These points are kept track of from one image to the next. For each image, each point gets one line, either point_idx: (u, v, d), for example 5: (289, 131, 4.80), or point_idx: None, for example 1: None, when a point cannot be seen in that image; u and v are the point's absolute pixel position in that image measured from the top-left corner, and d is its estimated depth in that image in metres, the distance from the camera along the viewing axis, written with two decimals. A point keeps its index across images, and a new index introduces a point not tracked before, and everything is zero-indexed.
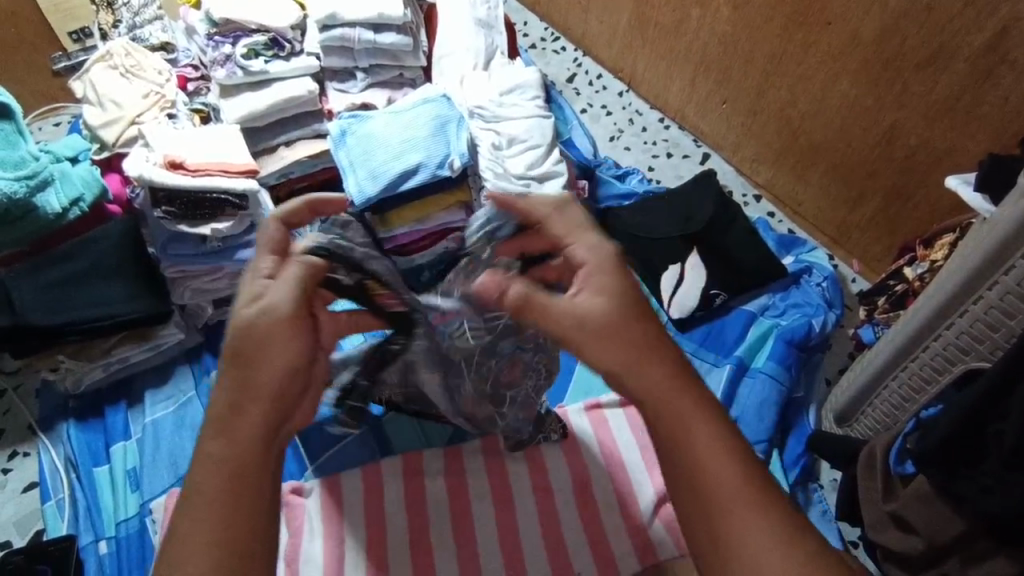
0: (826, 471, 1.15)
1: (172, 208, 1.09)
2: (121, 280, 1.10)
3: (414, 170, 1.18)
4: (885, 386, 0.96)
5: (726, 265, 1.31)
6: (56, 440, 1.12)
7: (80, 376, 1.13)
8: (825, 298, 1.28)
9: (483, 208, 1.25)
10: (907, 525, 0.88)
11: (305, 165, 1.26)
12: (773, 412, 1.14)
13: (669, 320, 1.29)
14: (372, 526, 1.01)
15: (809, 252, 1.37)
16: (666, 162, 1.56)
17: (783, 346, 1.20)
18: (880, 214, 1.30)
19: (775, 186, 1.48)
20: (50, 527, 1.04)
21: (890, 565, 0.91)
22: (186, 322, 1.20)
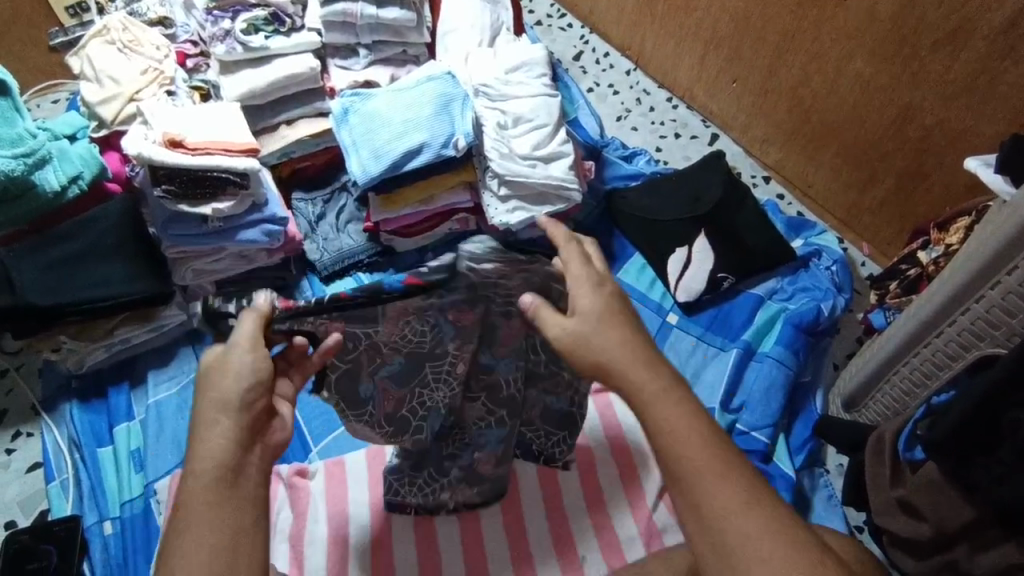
0: (834, 456, 1.14)
1: (172, 186, 1.07)
2: (122, 260, 1.09)
3: (417, 149, 1.16)
4: (895, 372, 0.94)
5: (734, 248, 1.29)
6: (60, 420, 1.12)
7: (82, 356, 1.12)
8: (833, 282, 1.26)
9: (488, 188, 1.23)
10: (916, 511, 0.87)
11: (308, 145, 1.25)
12: (780, 396, 1.13)
13: (675, 304, 1.28)
14: (375, 507, 1.01)
15: (819, 235, 1.34)
16: (674, 142, 1.53)
17: (791, 330, 1.18)
18: (892, 196, 1.28)
19: (785, 168, 1.45)
20: (54, 507, 1.04)
21: (895, 551, 0.91)
22: (187, 303, 1.19)
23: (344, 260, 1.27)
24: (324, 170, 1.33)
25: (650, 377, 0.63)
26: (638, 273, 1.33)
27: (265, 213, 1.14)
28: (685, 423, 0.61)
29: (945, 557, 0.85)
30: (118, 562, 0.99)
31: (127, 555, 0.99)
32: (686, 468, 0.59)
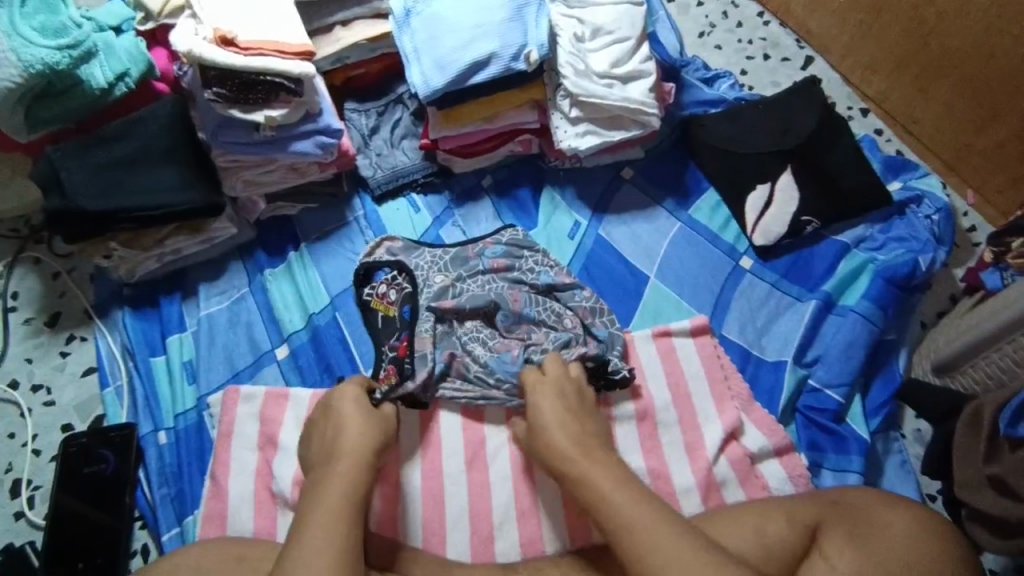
0: (911, 420, 1.07)
1: (222, 89, 0.98)
2: (172, 167, 1.04)
3: (485, 61, 1.05)
4: (1013, 340, 0.84)
5: (822, 190, 1.17)
6: (113, 327, 1.11)
7: (134, 264, 1.10)
8: (932, 233, 1.15)
9: (558, 109, 1.12)
10: (1011, 491, 0.80)
11: (364, 50, 1.14)
12: (860, 355, 1.04)
13: (750, 247, 1.18)
14: (428, 437, 0.99)
15: (919, 178, 1.21)
16: (762, 65, 1.38)
17: (881, 284, 1.09)
18: (1014, 139, 1.13)
19: (887, 100, 1.30)
20: (110, 413, 1.05)
21: (974, 525, 0.86)
22: (238, 216, 1.14)
23: (398, 179, 1.20)
24: (379, 77, 1.23)
25: (587, 466, 0.81)
26: (712, 211, 1.22)
27: (319, 123, 1.06)
28: (638, 519, 0.74)
29: None
30: (174, 471, 1.00)
31: (181, 464, 1.00)
32: (632, 560, 0.72)
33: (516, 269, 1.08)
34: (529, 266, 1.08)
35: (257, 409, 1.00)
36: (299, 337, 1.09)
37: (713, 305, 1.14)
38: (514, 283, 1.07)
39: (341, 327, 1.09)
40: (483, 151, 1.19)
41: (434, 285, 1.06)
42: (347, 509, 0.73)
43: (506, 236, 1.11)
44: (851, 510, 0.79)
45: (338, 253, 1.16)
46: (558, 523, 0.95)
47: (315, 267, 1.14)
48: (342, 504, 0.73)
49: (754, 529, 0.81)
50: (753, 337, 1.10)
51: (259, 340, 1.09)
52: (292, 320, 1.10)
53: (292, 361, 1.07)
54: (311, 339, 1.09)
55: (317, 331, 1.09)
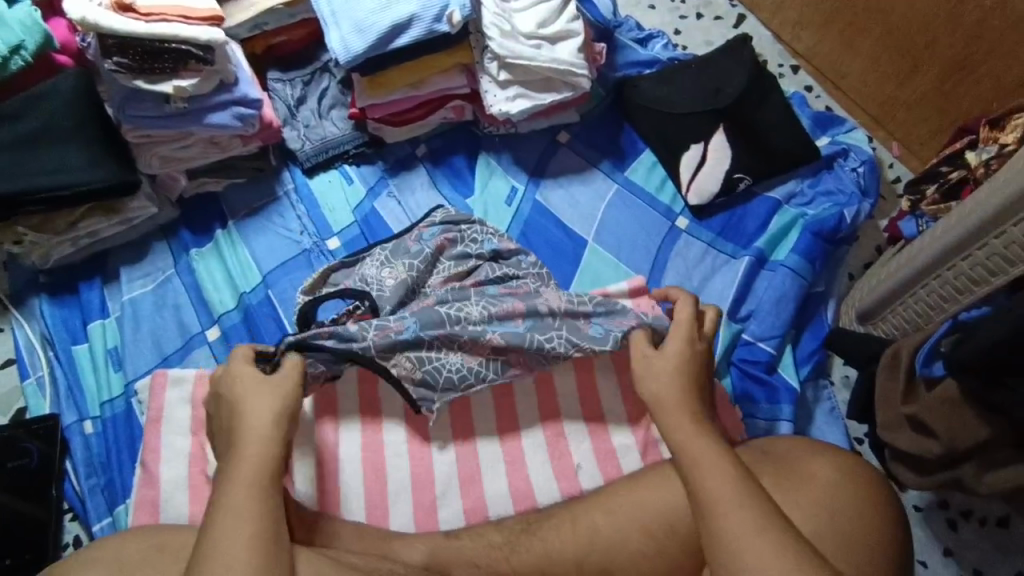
0: (840, 368, 1.11)
1: (125, 58, 0.93)
2: (80, 145, 0.98)
3: (406, 24, 1.02)
4: (924, 285, 0.87)
5: (754, 148, 1.19)
6: (30, 317, 1.06)
7: (48, 250, 1.05)
8: (859, 186, 1.17)
9: (487, 72, 1.10)
10: (927, 429, 0.83)
11: (282, 16, 1.10)
12: (790, 308, 1.07)
13: (686, 207, 1.18)
14: (365, 407, 0.97)
15: (846, 133, 1.24)
16: (695, 24, 1.37)
17: (809, 238, 1.11)
18: (934, 90, 1.16)
19: (816, 56, 1.31)
20: (31, 405, 1.01)
21: (895, 464, 0.90)
22: (158, 195, 1.09)
23: (328, 150, 1.16)
24: (302, 45, 1.18)
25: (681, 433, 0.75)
26: (648, 171, 1.22)
27: (235, 93, 1.02)
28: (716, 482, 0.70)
29: (951, 473, 0.83)
30: (102, 461, 0.97)
31: (110, 453, 0.97)
32: (700, 493, 0.70)
33: (461, 242, 1.05)
34: (472, 237, 1.05)
35: (187, 393, 0.97)
36: (230, 318, 1.05)
37: (650, 266, 1.14)
38: (460, 265, 1.03)
39: (273, 305, 1.06)
40: (407, 122, 1.16)
41: (389, 286, 1.00)
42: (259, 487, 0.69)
43: (438, 216, 1.07)
44: (777, 458, 0.81)
45: (267, 228, 1.12)
46: (500, 488, 0.96)
47: (244, 245, 1.11)
48: (254, 484, 0.69)
49: None
50: (690, 296, 1.11)
51: (187, 323, 1.06)
52: (222, 300, 1.06)
53: (223, 342, 1.04)
54: (243, 319, 1.05)
55: (249, 310, 1.06)
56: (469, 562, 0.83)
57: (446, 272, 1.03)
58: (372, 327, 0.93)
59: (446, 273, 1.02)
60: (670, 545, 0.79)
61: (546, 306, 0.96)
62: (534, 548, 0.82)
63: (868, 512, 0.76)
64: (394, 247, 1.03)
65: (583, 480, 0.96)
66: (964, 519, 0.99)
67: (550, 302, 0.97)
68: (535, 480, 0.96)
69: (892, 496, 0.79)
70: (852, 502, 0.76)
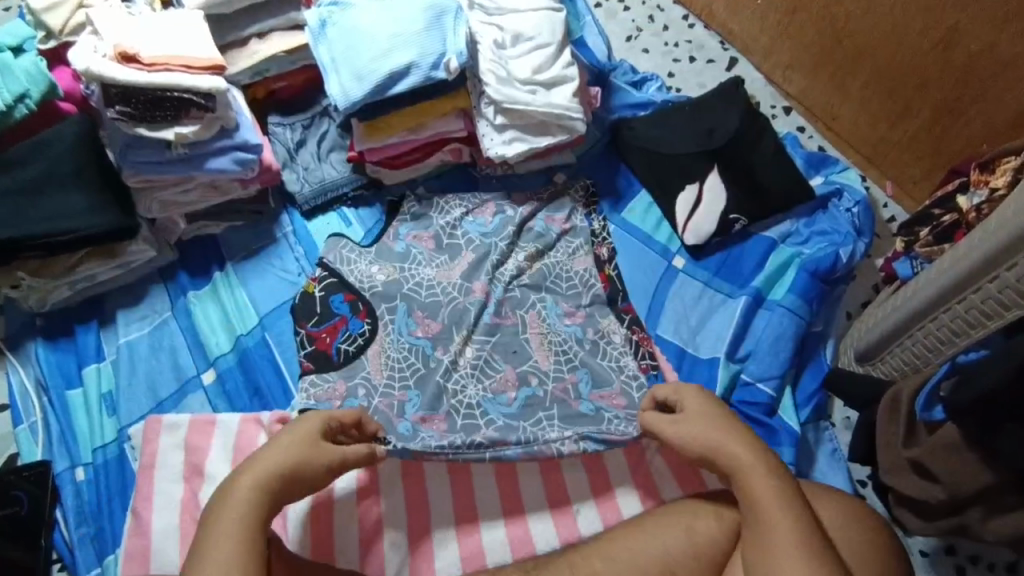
0: (840, 407, 1.10)
1: (127, 107, 0.95)
2: (81, 190, 0.99)
3: (405, 71, 1.05)
4: (921, 327, 0.86)
5: (750, 188, 1.20)
6: (25, 360, 1.05)
7: (45, 294, 1.05)
8: (853, 225, 1.18)
9: (484, 117, 1.12)
10: (929, 473, 0.82)
11: (284, 62, 1.12)
12: (789, 347, 1.07)
13: (682, 246, 1.19)
14: None
15: (841, 172, 1.25)
16: (688, 67, 1.40)
17: (806, 277, 1.11)
18: (924, 131, 1.18)
19: (808, 97, 1.34)
20: (23, 451, 0.99)
21: (900, 508, 0.88)
22: (157, 237, 1.10)
23: (326, 193, 1.17)
24: (302, 89, 1.20)
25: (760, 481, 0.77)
26: (643, 212, 1.23)
27: (235, 139, 1.03)
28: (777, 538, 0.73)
29: (956, 519, 0.82)
30: (93, 509, 0.95)
31: (101, 501, 0.96)
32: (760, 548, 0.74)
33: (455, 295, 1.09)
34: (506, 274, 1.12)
35: (181, 438, 0.95)
36: (226, 361, 1.05)
37: (648, 304, 1.15)
38: (541, 239, 1.16)
39: (270, 347, 1.06)
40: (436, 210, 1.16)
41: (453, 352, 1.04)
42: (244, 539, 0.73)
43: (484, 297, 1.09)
44: None
45: (268, 270, 1.13)
46: (498, 536, 0.94)
47: (242, 286, 1.11)
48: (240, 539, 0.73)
49: (684, 528, 0.80)
50: (687, 334, 1.12)
51: (183, 366, 1.05)
52: (218, 343, 1.06)
53: (219, 386, 1.04)
54: (239, 362, 1.05)
55: (246, 354, 1.06)
56: None
57: (463, 353, 1.05)
58: (377, 392, 0.99)
59: (464, 366, 1.04)
60: None
61: (536, 375, 1.04)
62: None
63: (873, 561, 0.74)
64: (408, 254, 1.12)
65: (582, 526, 0.95)
66: (973, 564, 0.97)
67: (539, 364, 1.05)
68: (534, 528, 0.95)
69: (897, 543, 0.77)
70: (859, 551, 0.75)
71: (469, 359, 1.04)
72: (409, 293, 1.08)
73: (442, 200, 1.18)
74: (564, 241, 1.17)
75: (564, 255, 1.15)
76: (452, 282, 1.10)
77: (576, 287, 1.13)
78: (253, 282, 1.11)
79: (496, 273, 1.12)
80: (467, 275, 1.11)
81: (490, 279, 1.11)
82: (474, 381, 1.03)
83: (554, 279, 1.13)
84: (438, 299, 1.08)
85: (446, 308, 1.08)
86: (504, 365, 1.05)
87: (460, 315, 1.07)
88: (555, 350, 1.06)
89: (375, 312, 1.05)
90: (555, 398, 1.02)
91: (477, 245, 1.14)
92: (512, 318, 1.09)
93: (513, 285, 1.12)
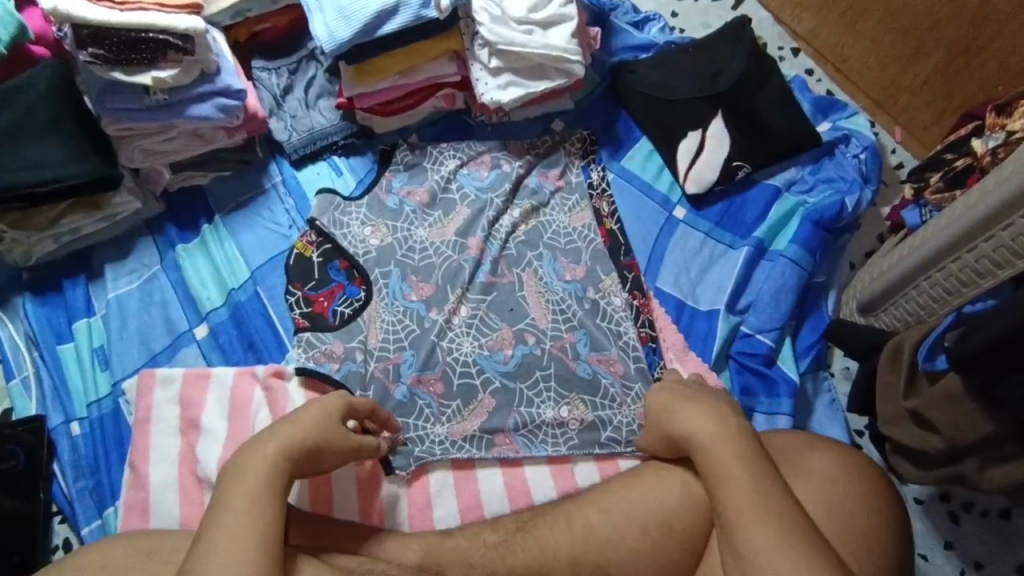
0: (839, 359, 1.09)
1: (101, 50, 0.89)
2: (59, 138, 0.95)
3: (393, 10, 0.99)
4: (928, 277, 0.84)
5: (754, 134, 1.16)
6: (13, 315, 1.04)
7: (29, 248, 1.02)
8: (860, 172, 1.15)
9: (478, 60, 1.06)
10: (929, 424, 0.82)
11: (266, 1, 1.06)
12: (790, 298, 1.05)
13: (683, 196, 1.16)
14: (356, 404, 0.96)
15: (849, 117, 1.21)
16: (692, 6, 1.33)
17: (809, 227, 1.08)
18: (937, 73, 1.13)
19: (817, 38, 1.28)
20: (17, 407, 0.99)
21: (897, 458, 0.88)
22: (141, 188, 1.07)
23: (315, 142, 1.13)
24: (287, 31, 1.14)
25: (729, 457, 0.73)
26: (644, 160, 1.19)
27: (217, 84, 0.98)
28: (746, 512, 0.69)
29: (953, 469, 0.82)
30: (90, 463, 0.95)
31: (98, 455, 0.96)
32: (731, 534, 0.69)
33: (449, 251, 1.07)
34: (502, 228, 1.09)
35: (175, 392, 0.95)
36: (218, 315, 1.03)
37: (647, 256, 1.12)
38: (535, 196, 1.12)
39: (262, 302, 1.04)
40: (433, 167, 1.13)
41: (448, 310, 1.02)
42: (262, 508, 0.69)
43: (480, 250, 1.07)
44: (775, 454, 0.80)
45: (257, 223, 1.10)
46: (496, 487, 0.95)
47: (232, 239, 1.08)
48: (258, 506, 0.69)
49: (681, 479, 0.80)
50: (687, 287, 1.09)
51: (175, 320, 1.03)
52: (210, 298, 1.04)
53: (212, 340, 1.02)
54: (232, 317, 1.03)
55: (238, 308, 1.04)
56: (464, 563, 0.82)
57: (461, 313, 1.03)
58: (373, 357, 0.99)
59: (461, 322, 1.03)
60: (671, 544, 0.78)
61: (533, 333, 1.02)
62: (530, 548, 0.81)
63: (869, 512, 0.75)
64: (400, 212, 1.08)
65: (581, 479, 0.96)
66: (966, 511, 0.98)
67: (535, 321, 1.03)
68: (531, 478, 0.95)
69: (894, 492, 0.77)
70: (855, 500, 0.75)
71: (464, 319, 1.03)
72: (403, 257, 1.05)
73: (435, 150, 1.14)
74: (560, 197, 1.14)
75: (562, 207, 1.13)
76: (446, 241, 1.07)
77: (575, 242, 1.10)
78: (244, 236, 1.08)
79: (491, 230, 1.09)
80: (461, 232, 1.08)
81: (485, 236, 1.08)
82: (470, 342, 1.02)
83: (552, 235, 1.10)
84: (432, 262, 1.06)
85: (441, 264, 1.05)
86: (501, 323, 1.03)
87: (455, 274, 1.05)
88: (553, 309, 1.04)
89: (369, 277, 1.03)
90: (552, 356, 1.01)
91: (473, 200, 1.11)
92: (509, 276, 1.07)
93: (509, 244, 1.09)
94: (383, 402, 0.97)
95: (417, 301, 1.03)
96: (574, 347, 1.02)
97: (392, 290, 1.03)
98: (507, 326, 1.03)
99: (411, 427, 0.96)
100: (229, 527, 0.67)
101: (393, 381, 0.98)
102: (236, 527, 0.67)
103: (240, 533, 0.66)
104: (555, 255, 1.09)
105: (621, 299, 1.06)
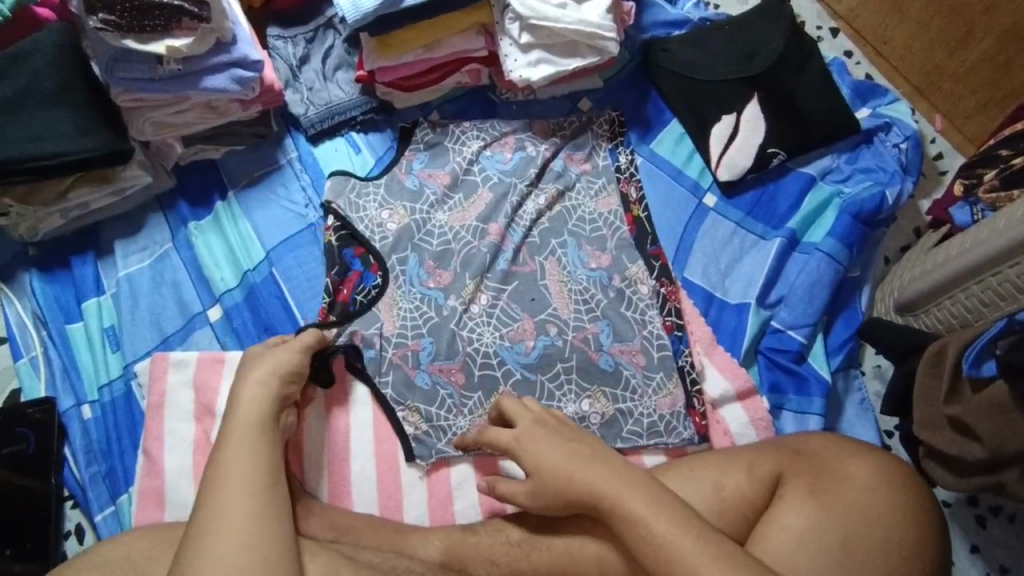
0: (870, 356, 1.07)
1: (112, 16, 0.84)
2: (66, 109, 0.90)
3: None
4: (979, 280, 0.81)
5: (790, 119, 1.11)
6: (20, 292, 1.00)
7: (36, 223, 0.98)
8: (900, 163, 1.10)
9: (508, 34, 1.00)
10: (970, 432, 0.79)
11: None
12: (824, 294, 1.02)
13: (714, 183, 1.12)
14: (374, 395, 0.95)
15: (889, 104, 1.15)
16: None
17: (848, 220, 1.04)
18: (985, 61, 1.09)
19: (858, 18, 1.22)
20: (26, 388, 0.96)
21: (932, 463, 0.86)
22: (152, 161, 1.02)
23: (333, 116, 1.08)
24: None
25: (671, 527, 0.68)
26: (674, 144, 1.14)
27: (233, 54, 0.93)
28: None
29: (992, 478, 0.80)
30: (102, 448, 0.93)
31: (111, 440, 0.93)
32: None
33: (469, 236, 1.02)
34: (525, 214, 1.05)
35: (189, 376, 0.92)
36: (232, 297, 0.99)
37: (676, 245, 1.08)
38: (561, 179, 1.08)
39: (278, 284, 1.01)
40: (454, 146, 1.08)
41: (468, 296, 0.99)
42: (252, 438, 0.71)
43: (503, 236, 1.03)
44: (811, 458, 0.78)
45: (271, 201, 1.05)
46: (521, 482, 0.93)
47: (246, 218, 1.04)
48: (249, 438, 0.71)
49: (713, 483, 0.78)
50: (715, 279, 1.06)
51: (187, 301, 1.00)
52: (223, 279, 1.00)
53: (226, 323, 0.98)
54: (246, 299, 1.00)
55: (253, 290, 1.00)
56: (487, 560, 0.80)
57: (481, 300, 1.00)
58: (389, 344, 0.96)
59: (483, 311, 0.99)
60: None
61: (556, 324, 0.99)
62: (555, 548, 0.79)
63: (908, 521, 0.72)
64: (420, 193, 1.04)
65: None
66: (994, 515, 0.97)
67: (559, 311, 1.00)
68: None
69: (933, 502, 0.75)
70: (894, 509, 0.73)
71: (483, 308, 0.99)
72: (420, 241, 1.01)
73: (458, 129, 1.09)
74: (586, 180, 1.09)
75: (588, 192, 1.08)
76: (466, 225, 1.03)
77: (601, 230, 1.06)
78: (258, 215, 1.04)
79: (515, 216, 1.05)
80: (483, 216, 1.03)
81: (508, 222, 1.04)
82: (491, 332, 0.98)
83: (577, 221, 1.06)
84: (452, 247, 1.01)
85: (461, 250, 1.01)
86: (522, 312, 0.99)
87: (476, 259, 1.01)
88: (576, 299, 1.01)
89: (386, 264, 0.99)
90: (575, 348, 0.98)
91: (496, 183, 1.06)
92: (531, 265, 1.03)
93: (532, 230, 1.05)
94: (404, 388, 0.95)
95: (433, 287, 0.99)
96: (598, 339, 0.99)
97: (409, 275, 0.99)
98: (528, 316, 0.99)
99: (433, 417, 0.94)
100: (229, 464, 0.68)
101: (414, 370, 0.95)
102: (236, 463, 0.68)
103: (239, 467, 0.68)
104: (580, 241, 1.05)
105: (648, 287, 1.02)
